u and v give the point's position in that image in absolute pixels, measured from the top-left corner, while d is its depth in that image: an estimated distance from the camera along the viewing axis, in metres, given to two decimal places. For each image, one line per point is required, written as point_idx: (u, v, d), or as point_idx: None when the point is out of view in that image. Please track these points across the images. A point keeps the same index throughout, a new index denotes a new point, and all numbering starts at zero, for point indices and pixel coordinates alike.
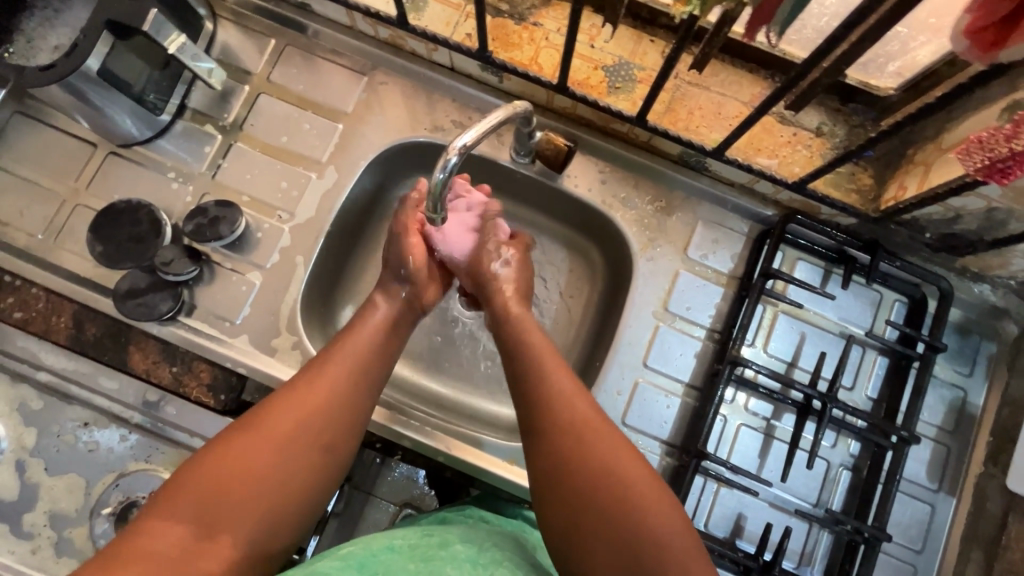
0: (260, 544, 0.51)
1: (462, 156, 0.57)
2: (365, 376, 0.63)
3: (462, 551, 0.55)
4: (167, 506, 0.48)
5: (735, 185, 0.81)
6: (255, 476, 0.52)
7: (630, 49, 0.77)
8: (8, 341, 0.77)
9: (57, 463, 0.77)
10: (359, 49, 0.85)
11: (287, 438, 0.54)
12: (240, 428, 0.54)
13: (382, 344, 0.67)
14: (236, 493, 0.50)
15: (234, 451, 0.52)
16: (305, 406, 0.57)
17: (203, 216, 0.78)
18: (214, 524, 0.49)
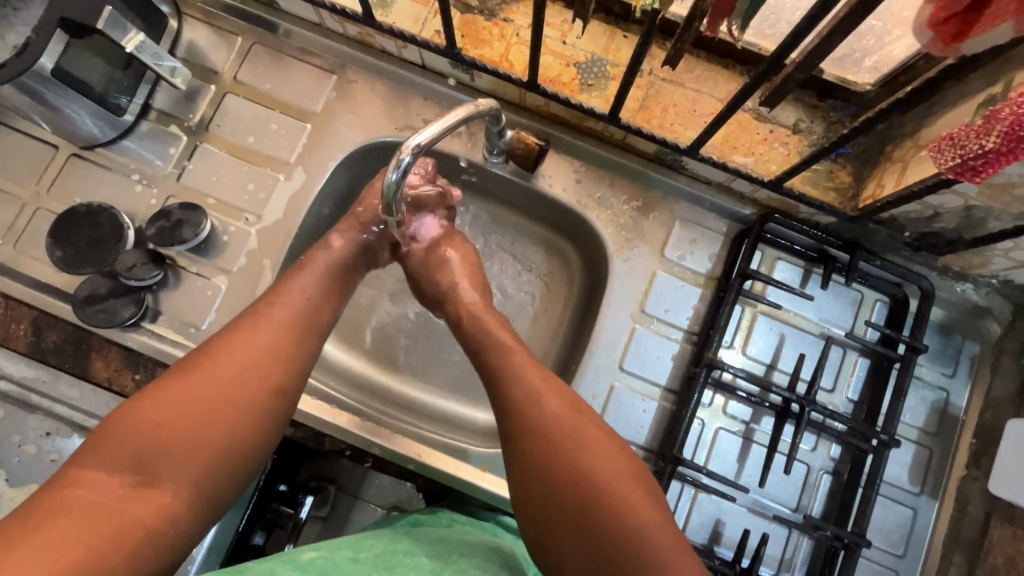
0: (202, 488, 0.51)
1: (415, 155, 0.56)
2: (312, 319, 0.63)
3: (428, 563, 0.56)
4: (99, 452, 0.48)
5: (712, 183, 0.79)
6: (194, 418, 0.51)
7: (603, 46, 0.75)
8: None
9: (16, 475, 0.74)
10: (328, 48, 0.83)
11: (227, 378, 0.54)
12: (177, 375, 0.54)
13: (329, 291, 0.66)
14: (175, 437, 0.50)
15: (170, 394, 0.52)
16: (246, 349, 0.57)
17: (167, 219, 0.76)
18: (150, 465, 0.49)
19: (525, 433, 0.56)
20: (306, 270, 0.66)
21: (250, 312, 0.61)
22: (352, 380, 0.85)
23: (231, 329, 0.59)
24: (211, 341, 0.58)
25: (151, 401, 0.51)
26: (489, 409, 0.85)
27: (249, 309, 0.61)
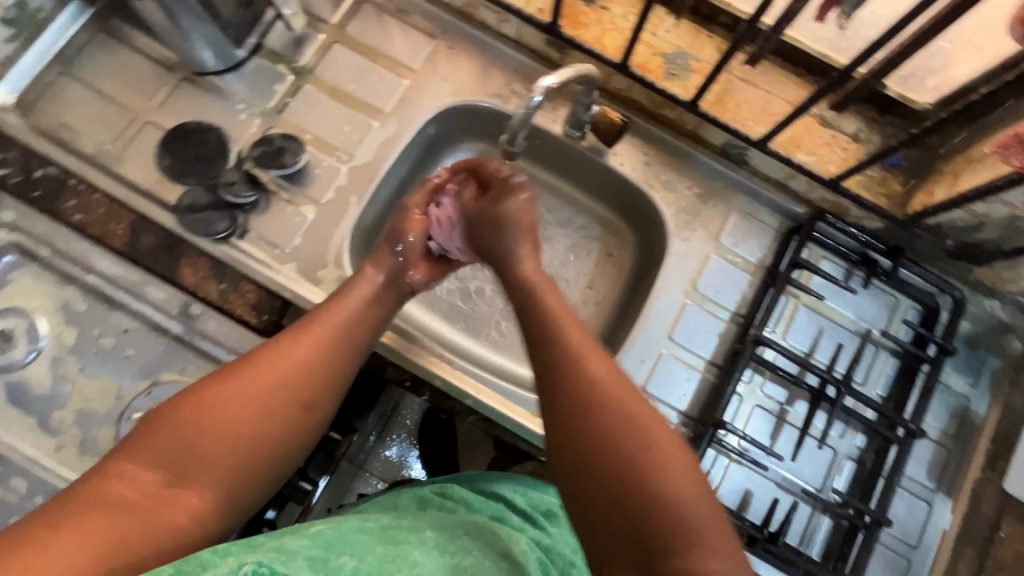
0: (227, 496, 0.53)
1: (543, 95, 0.65)
2: (350, 333, 0.65)
3: (432, 537, 0.56)
4: (138, 450, 0.52)
5: (771, 180, 0.86)
6: (227, 426, 0.54)
7: (689, 41, 0.82)
8: (64, 240, 0.79)
9: (90, 366, 0.78)
10: (431, 14, 0.90)
11: (263, 390, 0.56)
12: (217, 379, 0.56)
13: (374, 304, 0.69)
14: (210, 442, 0.53)
15: (207, 400, 0.54)
16: (284, 360, 0.59)
17: (269, 145, 0.82)
18: (185, 468, 0.52)
19: (568, 399, 0.54)
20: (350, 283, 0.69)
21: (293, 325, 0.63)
22: (413, 323, 0.90)
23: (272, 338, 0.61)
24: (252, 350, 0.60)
25: (188, 405, 0.54)
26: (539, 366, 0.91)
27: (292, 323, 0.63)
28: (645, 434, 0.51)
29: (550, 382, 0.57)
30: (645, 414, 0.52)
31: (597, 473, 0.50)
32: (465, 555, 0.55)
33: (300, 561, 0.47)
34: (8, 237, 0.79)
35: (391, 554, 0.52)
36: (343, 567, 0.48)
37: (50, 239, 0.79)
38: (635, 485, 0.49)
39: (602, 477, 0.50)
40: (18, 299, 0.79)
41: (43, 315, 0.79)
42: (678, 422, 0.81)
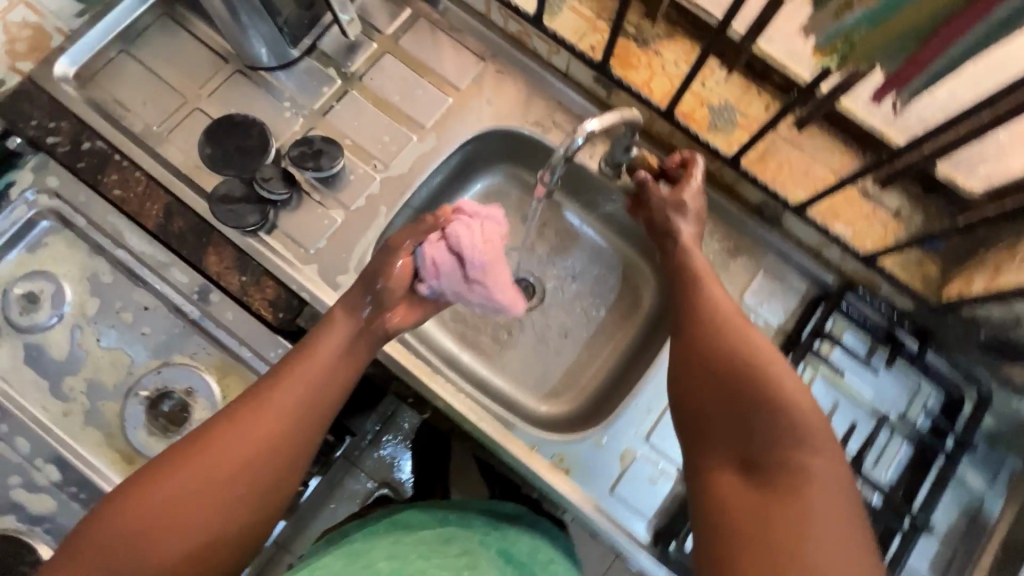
0: None
1: (585, 138, 0.65)
2: (319, 403, 0.63)
3: (385, 568, 0.61)
4: (86, 550, 0.52)
5: (804, 245, 0.84)
6: (183, 521, 0.54)
7: (737, 96, 0.81)
8: (101, 213, 0.81)
9: (106, 338, 0.80)
10: (484, 37, 0.91)
11: (221, 480, 0.56)
12: (169, 468, 0.56)
13: (343, 360, 0.66)
14: (163, 540, 0.53)
15: (159, 494, 0.54)
16: (242, 444, 0.58)
17: (308, 146, 0.82)
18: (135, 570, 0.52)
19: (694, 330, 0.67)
20: (315, 337, 0.66)
21: (253, 393, 0.62)
22: (425, 338, 0.91)
23: (229, 413, 0.60)
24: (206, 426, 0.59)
25: (136, 502, 0.54)
26: (544, 398, 0.90)
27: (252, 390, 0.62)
28: (760, 361, 0.62)
29: (678, 321, 0.70)
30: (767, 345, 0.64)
31: (717, 384, 0.62)
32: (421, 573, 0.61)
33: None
34: (49, 203, 0.81)
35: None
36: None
37: (88, 211, 0.81)
38: (762, 387, 0.60)
39: (727, 389, 0.61)
40: (50, 264, 0.82)
41: (70, 283, 0.81)
42: (676, 479, 0.79)
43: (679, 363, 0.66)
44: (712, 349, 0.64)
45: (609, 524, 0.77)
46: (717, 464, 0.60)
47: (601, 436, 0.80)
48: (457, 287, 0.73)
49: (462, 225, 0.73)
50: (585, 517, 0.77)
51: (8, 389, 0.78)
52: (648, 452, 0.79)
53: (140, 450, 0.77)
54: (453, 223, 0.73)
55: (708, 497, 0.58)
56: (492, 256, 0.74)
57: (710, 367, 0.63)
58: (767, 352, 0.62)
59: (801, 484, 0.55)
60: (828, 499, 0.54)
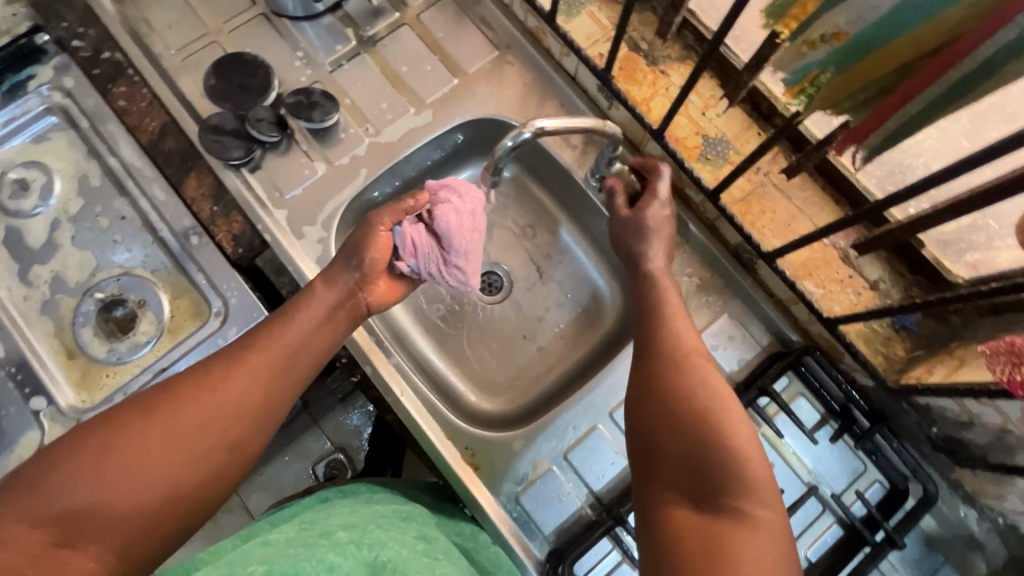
0: (130, 550, 0.49)
1: (534, 134, 0.69)
2: (288, 372, 0.61)
3: (344, 538, 0.55)
4: (31, 501, 0.46)
5: (774, 297, 0.81)
6: (136, 476, 0.50)
7: (735, 132, 0.79)
8: (103, 120, 0.85)
9: (80, 238, 0.84)
10: (504, 28, 0.91)
11: (185, 437, 0.53)
12: (134, 417, 0.52)
13: (322, 334, 0.65)
14: (113, 495, 0.48)
15: (119, 447, 0.50)
16: (211, 406, 0.55)
17: (306, 96, 0.84)
18: (80, 528, 0.47)
19: (658, 359, 0.62)
20: (297, 310, 0.65)
21: (226, 354, 0.60)
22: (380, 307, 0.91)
23: (200, 373, 0.57)
24: (174, 381, 0.56)
25: (89, 451, 0.49)
26: (481, 393, 0.89)
27: (225, 350, 0.60)
28: (720, 402, 0.57)
29: (643, 344, 0.65)
30: (718, 378, 0.60)
31: (669, 421, 0.57)
32: (385, 547, 0.55)
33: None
34: (61, 101, 0.86)
35: (303, 556, 0.50)
36: (253, 574, 0.47)
37: (93, 115, 0.85)
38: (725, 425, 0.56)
39: (680, 425, 0.57)
40: (49, 158, 0.86)
41: (62, 179, 0.85)
42: (585, 501, 0.77)
43: (636, 388, 0.62)
44: (666, 377, 0.60)
45: (507, 531, 0.75)
46: (668, 496, 0.55)
47: (519, 440, 0.79)
48: (433, 268, 0.74)
49: (445, 207, 0.73)
50: (483, 516, 0.75)
51: None
52: (564, 468, 0.78)
53: (83, 348, 0.80)
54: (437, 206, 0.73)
55: (657, 529, 0.54)
56: (473, 243, 0.75)
57: (656, 396, 0.59)
58: (724, 388, 0.59)
59: (747, 531, 0.51)
60: (766, 543, 0.50)
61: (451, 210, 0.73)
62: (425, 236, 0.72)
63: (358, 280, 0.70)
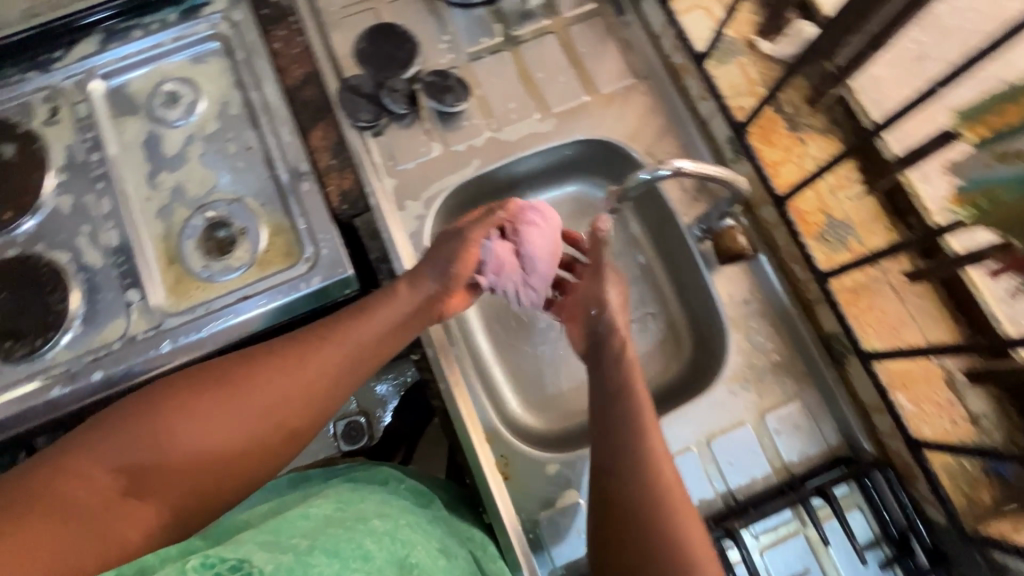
0: (180, 513, 0.52)
1: (671, 172, 0.68)
2: (354, 367, 0.63)
3: (379, 528, 0.55)
4: (104, 446, 0.50)
5: (856, 398, 0.76)
6: (200, 441, 0.53)
7: (862, 220, 0.75)
8: (256, 57, 0.91)
9: (207, 157, 0.90)
10: (648, 58, 0.91)
11: (249, 413, 0.56)
12: (208, 385, 0.56)
13: (390, 334, 0.67)
14: (175, 455, 0.52)
15: (189, 413, 0.54)
16: (276, 387, 0.58)
17: (443, 79, 0.87)
18: (142, 481, 0.50)
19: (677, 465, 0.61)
20: (375, 304, 0.68)
21: (298, 339, 0.63)
22: None
23: (274, 354, 0.60)
24: (248, 357, 0.60)
25: (161, 410, 0.53)
26: (526, 405, 0.88)
27: (299, 335, 0.63)
28: None
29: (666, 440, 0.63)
30: None
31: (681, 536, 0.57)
32: (414, 549, 0.55)
33: (248, 546, 0.45)
34: (226, 32, 0.93)
35: (343, 537, 0.50)
36: (297, 547, 0.47)
37: (248, 49, 0.91)
38: None
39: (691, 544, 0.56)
40: (201, 79, 0.93)
41: (207, 100, 0.92)
42: None
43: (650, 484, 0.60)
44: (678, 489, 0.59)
45: (519, 552, 0.73)
46: None
47: (553, 464, 0.78)
48: (514, 288, 0.74)
49: (530, 227, 0.73)
50: (499, 527, 0.74)
51: (120, 158, 0.89)
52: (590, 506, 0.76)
53: (183, 258, 0.86)
54: (529, 227, 0.73)
55: None
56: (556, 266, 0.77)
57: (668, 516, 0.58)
58: None
59: None
60: None
61: (544, 231, 0.74)
62: (509, 254, 0.73)
63: (444, 279, 0.71)
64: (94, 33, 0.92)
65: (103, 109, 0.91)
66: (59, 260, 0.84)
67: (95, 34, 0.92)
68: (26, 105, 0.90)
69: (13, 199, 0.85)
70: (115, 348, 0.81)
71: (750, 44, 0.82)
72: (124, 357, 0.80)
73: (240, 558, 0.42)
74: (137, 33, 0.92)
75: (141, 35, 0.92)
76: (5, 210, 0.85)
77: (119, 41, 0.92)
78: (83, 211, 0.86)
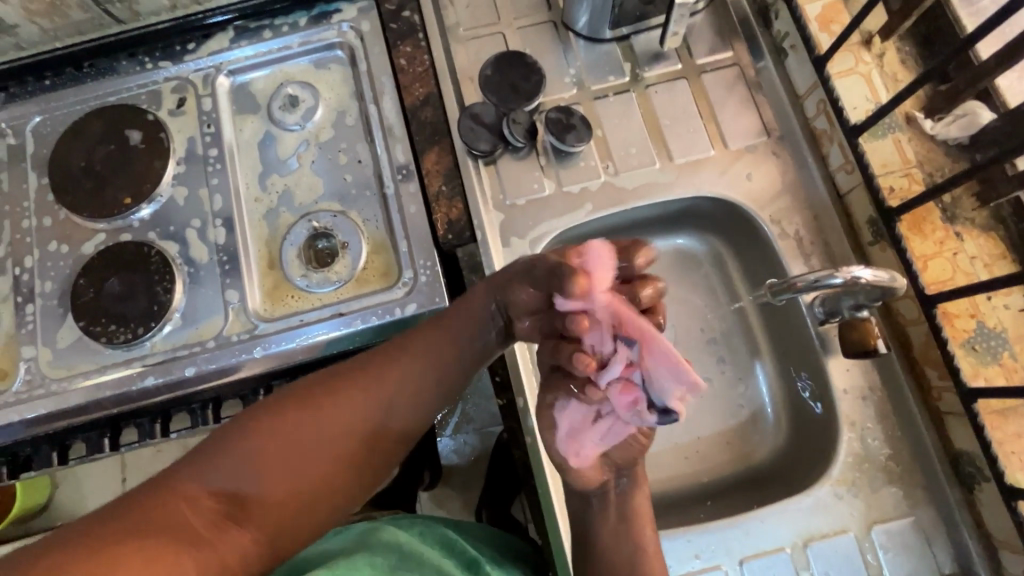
0: (281, 532, 0.53)
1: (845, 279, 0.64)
2: (437, 385, 0.60)
3: None
4: (205, 471, 0.52)
5: (980, 528, 0.69)
6: (294, 466, 0.53)
7: (1020, 334, 0.67)
8: (379, 70, 0.90)
9: (318, 164, 0.89)
10: (784, 117, 0.85)
11: (333, 436, 0.55)
12: (291, 409, 0.55)
13: (461, 347, 0.60)
14: (271, 483, 0.53)
15: (277, 440, 0.53)
16: (360, 412, 0.56)
17: (566, 117, 0.84)
18: (244, 506, 0.52)
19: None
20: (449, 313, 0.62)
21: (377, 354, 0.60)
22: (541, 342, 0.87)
23: (354, 372, 0.58)
24: (328, 375, 0.58)
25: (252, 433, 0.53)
26: None
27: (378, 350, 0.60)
28: None
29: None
30: None
31: None
32: None
33: None
34: (352, 41, 0.92)
35: None
36: None
37: (372, 62, 0.91)
38: None
39: None
40: (320, 85, 0.93)
41: (325, 108, 0.92)
42: None
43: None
44: None
45: None
46: None
47: None
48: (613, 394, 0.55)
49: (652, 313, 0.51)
50: None
51: (235, 155, 0.90)
52: None
53: (283, 264, 0.85)
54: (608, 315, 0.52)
55: None
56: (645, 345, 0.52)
57: None
58: None
59: None
60: None
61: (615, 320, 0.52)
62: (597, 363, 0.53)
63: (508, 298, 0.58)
64: (228, 29, 0.93)
65: (226, 105, 0.92)
66: (167, 250, 0.86)
67: (227, 30, 0.93)
68: (155, 94, 0.92)
69: (133, 185, 0.87)
70: (209, 347, 0.82)
71: (909, 120, 0.75)
72: (217, 357, 0.81)
73: None
74: (268, 33, 0.93)
75: (270, 36, 0.93)
76: (123, 193, 0.87)
77: (249, 39, 0.93)
78: (195, 204, 0.88)
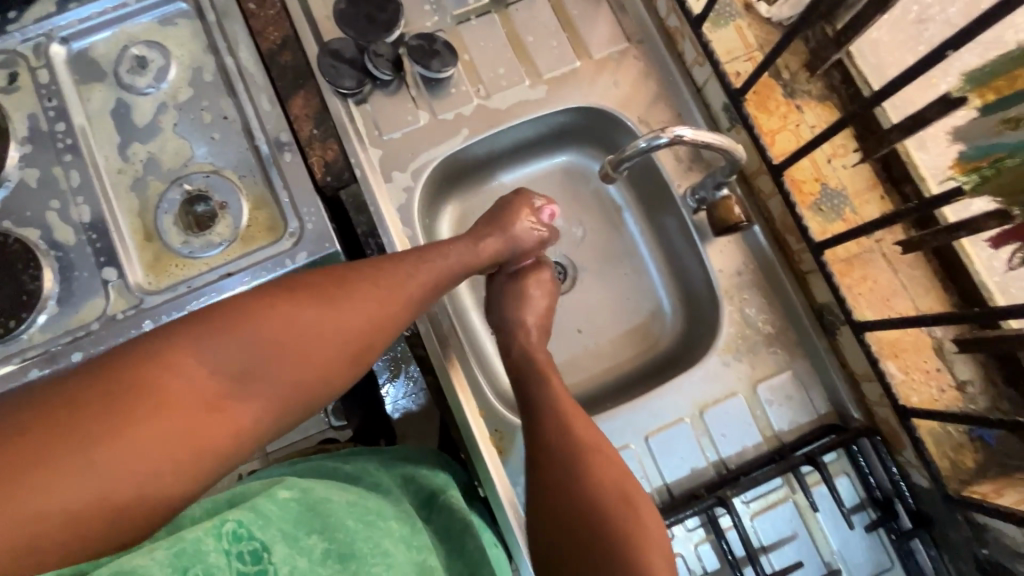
0: (268, 421, 0.50)
1: (670, 141, 0.67)
2: (431, 293, 0.64)
3: (395, 529, 0.54)
4: (204, 345, 0.47)
5: (846, 369, 0.77)
6: (302, 355, 0.52)
7: (858, 190, 0.74)
8: (229, 18, 0.85)
9: (181, 127, 0.85)
10: (641, 22, 0.88)
11: (344, 330, 0.54)
12: (306, 297, 0.53)
13: (447, 282, 0.66)
14: (272, 367, 0.50)
15: (286, 324, 0.51)
16: (372, 312, 0.57)
17: (429, 43, 0.83)
18: (242, 388, 0.48)
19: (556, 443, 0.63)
20: (443, 248, 0.68)
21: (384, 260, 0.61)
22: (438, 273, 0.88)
23: (362, 275, 0.59)
24: (337, 272, 0.58)
25: (265, 320, 0.50)
26: None
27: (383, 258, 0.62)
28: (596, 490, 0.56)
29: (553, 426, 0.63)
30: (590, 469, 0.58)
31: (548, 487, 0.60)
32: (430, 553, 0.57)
33: (273, 531, 0.43)
34: None
35: (362, 535, 0.49)
36: (312, 548, 0.45)
37: (220, 11, 0.86)
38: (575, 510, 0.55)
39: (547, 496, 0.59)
40: (170, 42, 0.87)
41: (178, 65, 0.86)
42: None
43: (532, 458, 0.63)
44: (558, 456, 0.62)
45: (515, 523, 0.74)
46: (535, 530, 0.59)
47: None
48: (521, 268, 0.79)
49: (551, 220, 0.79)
50: (496, 503, 0.75)
51: (87, 129, 0.84)
52: None
53: (160, 233, 0.82)
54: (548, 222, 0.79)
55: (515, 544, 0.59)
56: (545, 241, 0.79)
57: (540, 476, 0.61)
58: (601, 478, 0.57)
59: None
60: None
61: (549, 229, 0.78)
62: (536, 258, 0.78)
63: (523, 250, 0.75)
64: None
65: (66, 76, 0.85)
66: (28, 237, 0.80)
67: None
68: None
69: None
70: (94, 329, 0.78)
71: (747, 7, 0.80)
72: (104, 338, 0.78)
73: (263, 542, 0.42)
74: None
75: None
76: None
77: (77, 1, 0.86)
78: (51, 184, 0.82)
